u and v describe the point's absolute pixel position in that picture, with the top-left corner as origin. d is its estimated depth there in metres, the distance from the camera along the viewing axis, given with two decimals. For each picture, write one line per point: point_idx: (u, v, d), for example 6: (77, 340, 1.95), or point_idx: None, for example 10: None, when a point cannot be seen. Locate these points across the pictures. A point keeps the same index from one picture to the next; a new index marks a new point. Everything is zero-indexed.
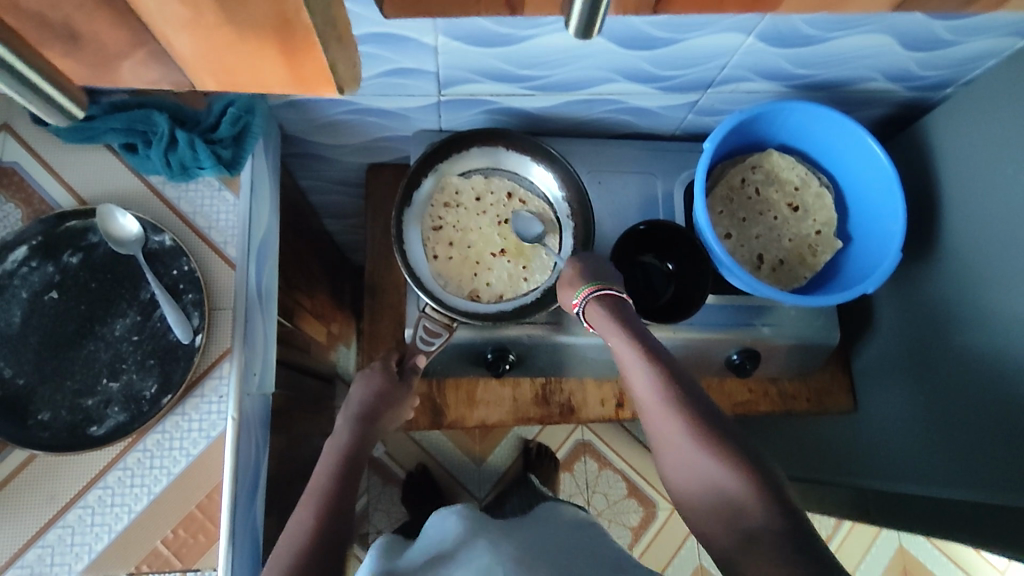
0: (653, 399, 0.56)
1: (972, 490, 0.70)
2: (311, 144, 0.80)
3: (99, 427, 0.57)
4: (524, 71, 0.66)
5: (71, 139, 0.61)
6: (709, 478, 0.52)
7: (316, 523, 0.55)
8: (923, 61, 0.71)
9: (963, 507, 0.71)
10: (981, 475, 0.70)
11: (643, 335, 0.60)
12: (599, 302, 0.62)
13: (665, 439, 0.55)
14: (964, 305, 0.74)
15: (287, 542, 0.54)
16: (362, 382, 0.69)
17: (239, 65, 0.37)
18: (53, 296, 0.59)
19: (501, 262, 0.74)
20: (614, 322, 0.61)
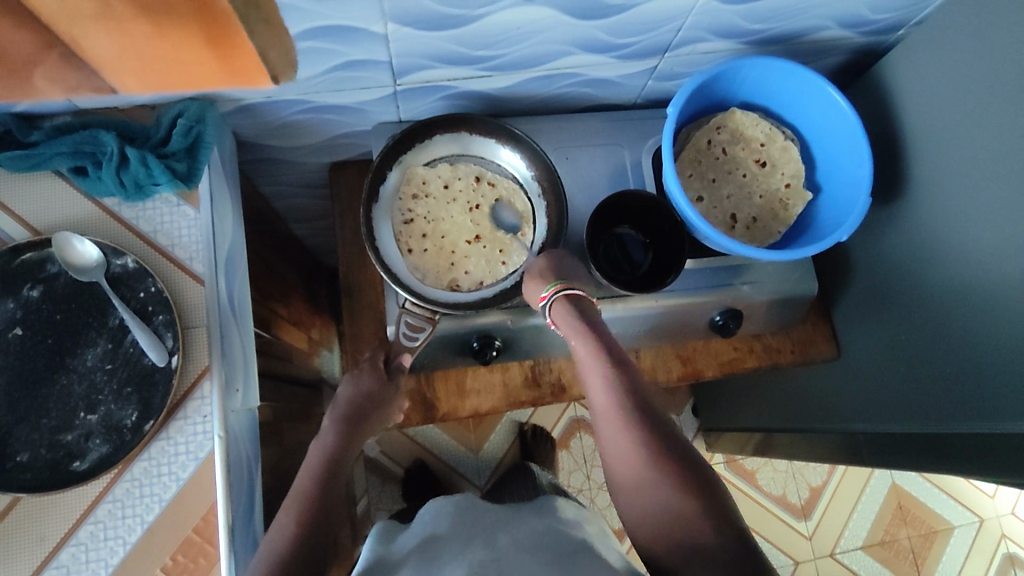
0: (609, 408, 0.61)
1: (956, 422, 0.72)
2: (269, 149, 0.78)
3: (81, 461, 0.56)
4: (479, 53, 0.65)
5: (14, 168, 0.59)
6: (654, 491, 0.56)
7: (294, 539, 0.54)
8: (874, 5, 0.72)
9: (950, 440, 0.73)
10: (964, 406, 0.72)
11: (603, 342, 0.63)
12: (565, 304, 0.64)
13: (617, 447, 0.60)
14: (934, 243, 0.75)
15: (263, 555, 0.53)
16: (350, 383, 0.68)
17: (156, 58, 0.51)
18: (18, 333, 0.57)
19: (478, 250, 0.73)
20: (576, 327, 0.64)
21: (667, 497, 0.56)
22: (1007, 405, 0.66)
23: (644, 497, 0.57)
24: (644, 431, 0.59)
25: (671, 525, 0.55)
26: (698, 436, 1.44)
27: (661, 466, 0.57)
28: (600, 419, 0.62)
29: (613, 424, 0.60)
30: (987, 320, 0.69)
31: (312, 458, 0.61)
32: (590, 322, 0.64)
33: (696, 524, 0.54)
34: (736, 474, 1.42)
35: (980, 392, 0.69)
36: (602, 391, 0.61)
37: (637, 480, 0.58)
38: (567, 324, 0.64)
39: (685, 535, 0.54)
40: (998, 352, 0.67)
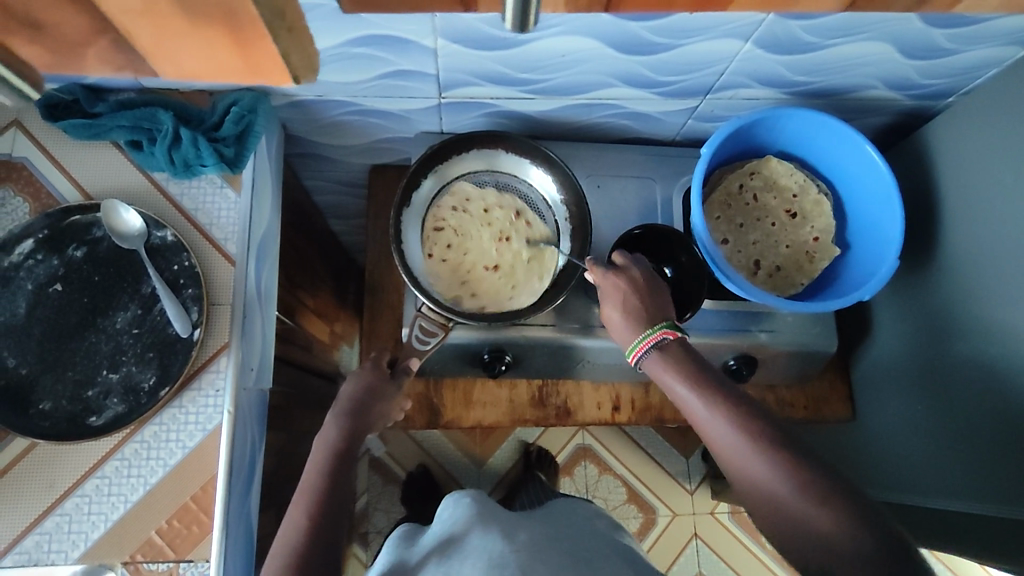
0: (730, 443, 0.55)
1: (963, 500, 0.71)
2: (315, 145, 0.81)
3: (97, 417, 0.59)
4: (524, 75, 0.68)
5: (77, 136, 0.63)
6: (802, 522, 0.50)
7: (306, 533, 0.55)
8: (922, 69, 0.72)
9: (961, 520, 0.71)
10: (973, 486, 0.70)
11: (705, 375, 0.59)
12: (659, 353, 0.61)
13: (751, 484, 0.54)
14: (964, 315, 0.73)
15: (276, 553, 0.55)
16: (352, 379, 0.69)
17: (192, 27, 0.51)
18: (58, 289, 0.61)
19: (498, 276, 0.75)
20: (675, 372, 0.60)
21: (802, 510, 0.50)
22: (1017, 489, 0.64)
23: (788, 522, 0.51)
24: (776, 447, 0.53)
25: (818, 544, 0.49)
26: (704, 482, 1.41)
27: (803, 480, 0.51)
28: (720, 452, 0.56)
29: (735, 452, 0.54)
30: (1015, 401, 0.66)
31: (318, 452, 0.62)
32: (687, 357, 0.60)
33: (849, 536, 0.48)
34: (736, 524, 1.40)
35: (993, 475, 0.68)
36: (716, 423, 0.56)
37: (771, 499, 0.52)
38: (661, 370, 0.61)
39: (829, 547, 0.48)
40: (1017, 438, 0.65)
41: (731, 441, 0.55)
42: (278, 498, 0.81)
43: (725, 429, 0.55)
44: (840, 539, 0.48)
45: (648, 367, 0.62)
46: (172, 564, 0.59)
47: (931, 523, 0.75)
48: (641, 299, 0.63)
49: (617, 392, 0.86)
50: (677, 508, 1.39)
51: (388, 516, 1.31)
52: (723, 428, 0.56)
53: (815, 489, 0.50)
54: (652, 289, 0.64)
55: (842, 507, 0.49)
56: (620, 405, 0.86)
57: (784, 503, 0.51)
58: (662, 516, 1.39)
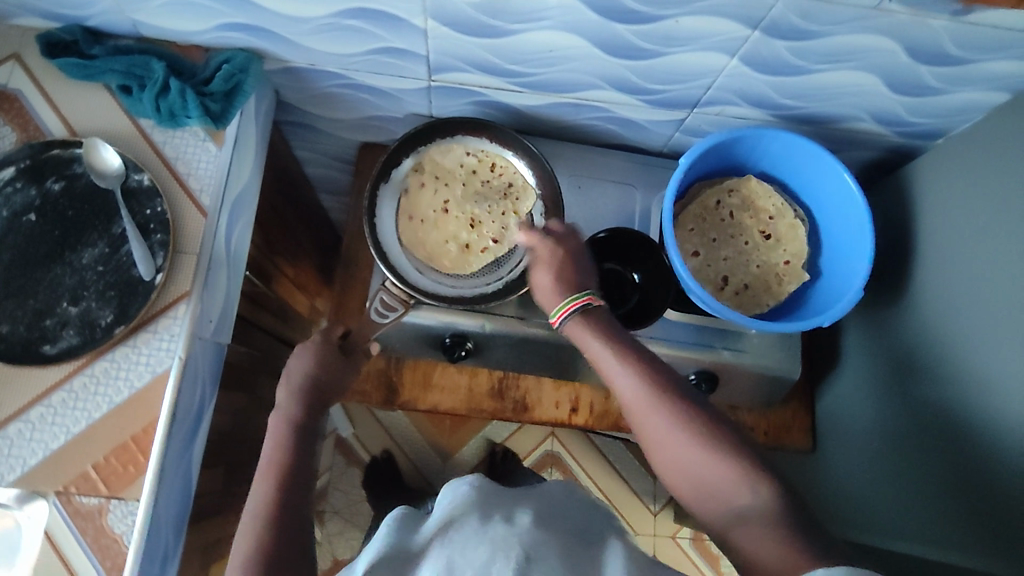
0: (637, 398, 0.57)
1: (932, 548, 0.69)
2: (308, 115, 0.83)
3: (51, 346, 0.60)
4: (513, 66, 0.69)
5: (71, 75, 0.65)
6: (702, 474, 0.53)
7: (274, 506, 0.56)
8: (910, 105, 0.72)
9: (919, 563, 0.70)
10: (942, 535, 0.68)
11: (620, 337, 0.60)
12: (580, 317, 0.61)
13: (654, 437, 0.56)
14: (928, 356, 0.73)
15: (244, 529, 0.55)
16: (299, 355, 0.67)
17: None
18: (31, 219, 0.62)
19: (427, 205, 0.76)
20: (593, 335, 0.61)
21: (704, 464, 0.53)
22: (984, 541, 0.62)
23: (687, 471, 0.54)
24: (681, 407, 0.55)
25: (714, 496, 0.52)
26: (668, 504, 1.41)
27: (708, 440, 0.53)
28: (627, 407, 0.58)
29: (641, 407, 0.56)
30: (981, 449, 0.64)
31: (275, 427, 0.62)
32: (602, 319, 0.62)
33: (745, 490, 0.51)
34: (695, 551, 1.39)
35: (962, 525, 0.65)
36: (626, 380, 0.58)
37: (676, 455, 0.54)
38: (579, 330, 0.61)
39: (728, 499, 0.51)
40: (984, 488, 0.63)
41: (639, 399, 0.57)
42: (229, 457, 0.82)
43: (635, 387, 0.57)
44: (738, 490, 0.51)
45: (566, 331, 0.63)
46: (103, 500, 0.59)
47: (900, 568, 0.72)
48: (567, 266, 0.64)
49: (576, 393, 0.86)
50: (637, 526, 1.39)
51: (347, 497, 1.32)
52: (631, 385, 0.57)
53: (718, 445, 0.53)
54: (576, 259, 0.65)
55: (741, 463, 0.52)
56: (578, 407, 0.85)
57: (687, 461, 0.54)
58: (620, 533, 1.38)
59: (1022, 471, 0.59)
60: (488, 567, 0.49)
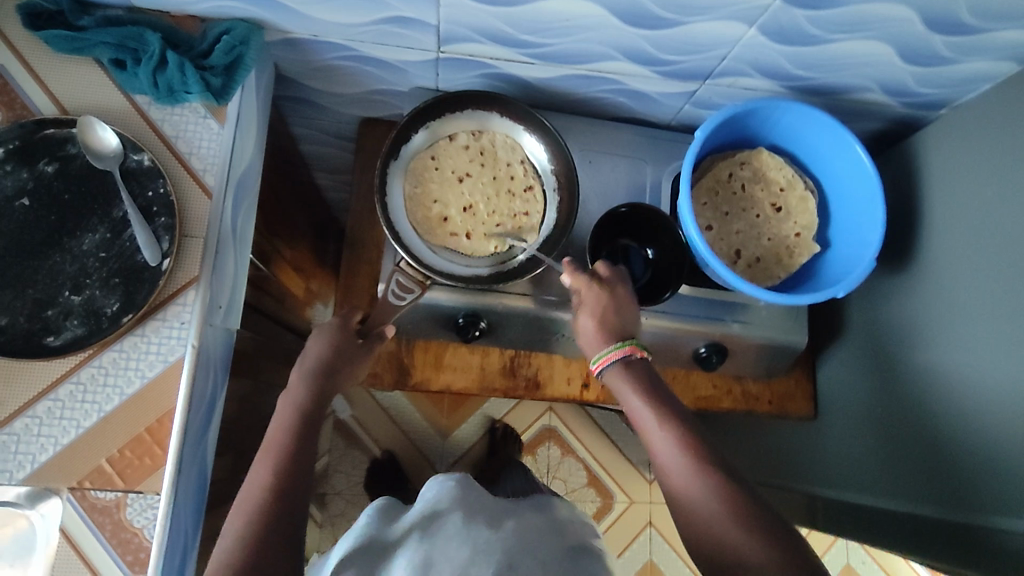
0: (674, 458, 0.57)
1: (902, 500, 0.75)
2: (307, 89, 0.79)
3: (55, 337, 0.57)
4: (526, 37, 0.67)
5: (58, 48, 0.61)
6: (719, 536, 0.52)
7: (270, 490, 0.54)
8: (919, 75, 0.72)
9: (899, 517, 0.75)
10: (914, 491, 0.74)
11: (662, 399, 0.61)
12: (624, 369, 0.63)
13: (683, 502, 0.55)
14: (931, 323, 0.75)
15: (239, 510, 0.54)
16: (317, 339, 0.67)
17: None
18: (25, 204, 0.59)
19: (453, 161, 0.75)
20: (636, 389, 0.62)
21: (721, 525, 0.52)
22: (954, 498, 0.68)
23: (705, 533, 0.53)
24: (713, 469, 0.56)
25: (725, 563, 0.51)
26: None
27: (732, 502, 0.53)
28: (661, 469, 0.58)
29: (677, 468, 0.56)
30: (961, 418, 0.69)
31: (284, 412, 0.61)
32: (648, 378, 0.62)
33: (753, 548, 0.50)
34: None
35: (934, 484, 0.71)
36: (664, 440, 0.58)
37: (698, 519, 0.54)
38: (621, 382, 0.62)
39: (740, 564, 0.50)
40: (958, 453, 0.69)
41: (677, 466, 0.57)
42: (238, 444, 0.80)
43: (672, 448, 0.58)
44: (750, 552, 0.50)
45: (608, 381, 0.64)
46: (120, 494, 0.57)
47: (874, 520, 0.79)
48: (612, 313, 0.65)
49: (588, 368, 0.85)
50: (634, 495, 1.41)
51: (349, 480, 1.29)
52: (669, 447, 0.58)
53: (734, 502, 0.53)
54: (619, 303, 0.65)
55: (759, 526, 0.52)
56: (590, 382, 0.85)
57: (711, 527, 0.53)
58: (618, 502, 1.41)
59: (1005, 429, 0.64)
60: (469, 568, 0.60)
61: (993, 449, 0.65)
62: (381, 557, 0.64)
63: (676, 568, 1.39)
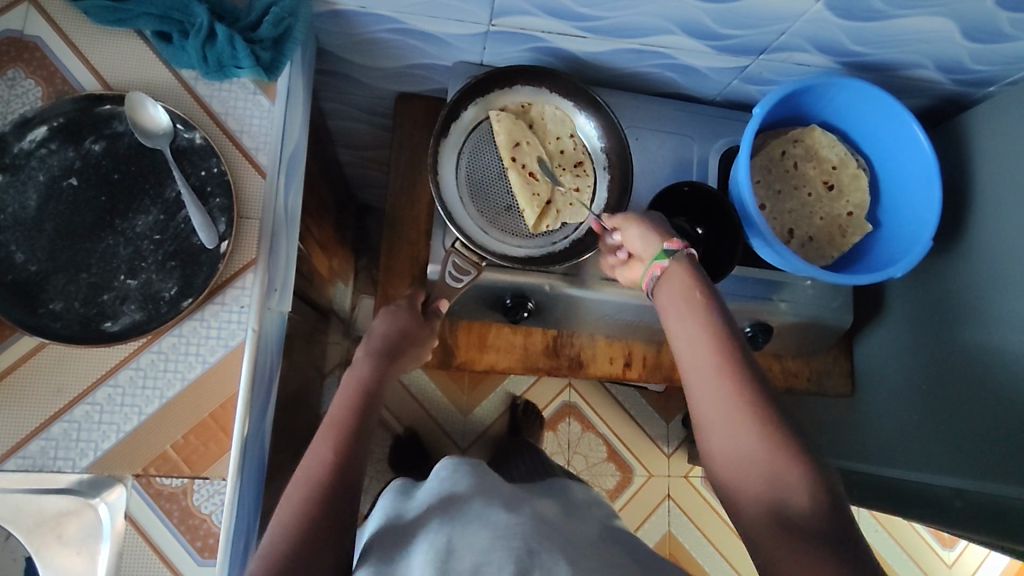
0: (710, 372, 0.52)
1: (940, 476, 0.77)
2: (345, 63, 0.77)
3: (113, 322, 0.56)
4: (583, 10, 0.64)
5: (99, 19, 0.58)
6: (759, 470, 0.49)
7: (334, 466, 0.54)
8: (976, 52, 0.71)
9: (941, 492, 0.77)
10: (953, 466, 0.76)
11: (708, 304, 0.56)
12: (674, 268, 0.58)
13: (716, 423, 0.51)
14: (979, 302, 0.75)
15: (298, 483, 0.53)
16: (385, 318, 0.68)
17: None
18: (72, 183, 0.57)
19: (514, 127, 0.72)
20: (684, 290, 0.57)
21: (757, 460, 0.49)
22: (996, 471, 0.70)
23: (740, 461, 0.50)
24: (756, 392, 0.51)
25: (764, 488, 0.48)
26: (682, 446, 1.45)
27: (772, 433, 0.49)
28: (693, 379, 0.53)
29: (715, 384, 0.52)
30: (1012, 397, 0.70)
31: (348, 386, 0.61)
32: (693, 281, 0.57)
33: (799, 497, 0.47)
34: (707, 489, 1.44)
35: (976, 460, 0.73)
36: (704, 350, 0.53)
37: (736, 451, 0.50)
38: (674, 274, 0.58)
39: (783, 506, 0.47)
40: (1005, 430, 0.70)
41: (717, 376, 0.52)
42: (280, 426, 0.79)
43: (712, 359, 0.53)
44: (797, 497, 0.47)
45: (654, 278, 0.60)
46: (186, 481, 0.57)
47: (910, 495, 0.81)
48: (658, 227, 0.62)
49: (630, 348, 0.85)
50: (653, 469, 1.42)
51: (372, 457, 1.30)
52: (709, 359, 0.53)
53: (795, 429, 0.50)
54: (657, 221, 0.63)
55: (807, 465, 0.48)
56: (632, 361, 0.85)
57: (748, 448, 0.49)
58: (637, 475, 1.42)
59: None
60: (491, 554, 0.56)
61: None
62: (402, 539, 0.62)
63: (694, 539, 1.41)
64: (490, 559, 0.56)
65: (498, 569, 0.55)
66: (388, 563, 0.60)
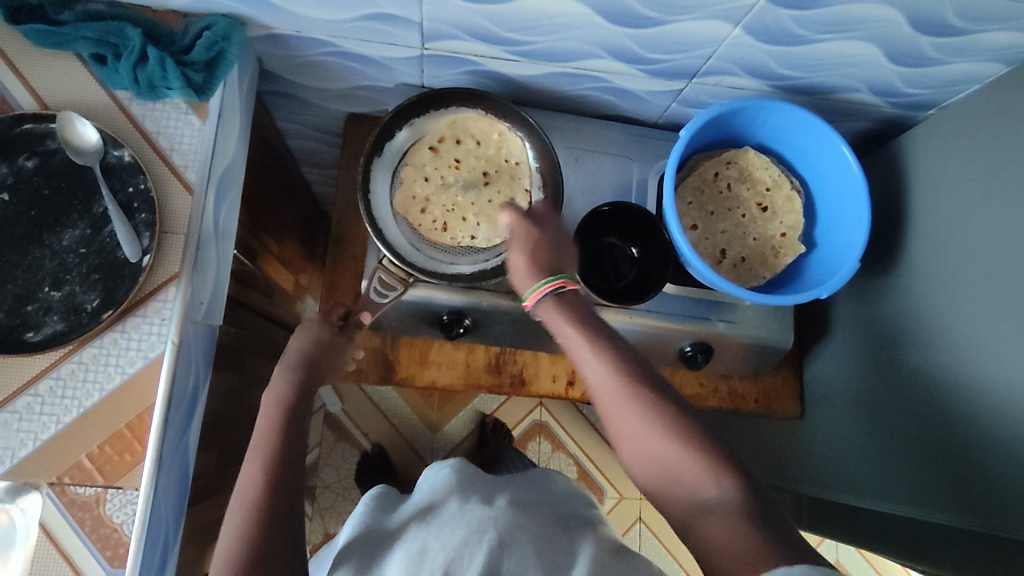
0: (608, 386, 0.56)
1: (897, 502, 0.74)
2: (292, 85, 0.79)
3: (35, 333, 0.57)
4: (510, 34, 0.66)
5: (37, 42, 0.60)
6: (669, 466, 0.52)
7: (259, 486, 0.54)
8: (906, 76, 0.72)
9: (891, 521, 0.74)
10: (906, 493, 0.73)
11: (591, 321, 0.59)
12: (555, 297, 0.60)
13: (630, 433, 0.55)
14: (916, 325, 0.74)
15: (236, 507, 0.54)
16: (298, 334, 0.67)
17: None
18: (3, 199, 0.59)
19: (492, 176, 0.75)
20: (564, 315, 0.59)
21: (669, 457, 0.52)
22: (944, 498, 0.68)
23: (652, 460, 0.53)
24: (651, 397, 0.55)
25: (680, 482, 0.52)
26: (654, 468, 1.43)
27: (675, 430, 0.53)
28: (599, 396, 0.56)
29: (615, 397, 0.55)
30: (948, 420, 0.69)
31: (268, 403, 0.61)
32: (577, 304, 0.60)
33: (709, 483, 0.50)
34: None
35: (922, 485, 0.71)
36: (596, 365, 0.56)
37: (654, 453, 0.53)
38: (551, 312, 0.60)
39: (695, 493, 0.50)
40: (949, 450, 0.68)
41: (613, 391, 0.55)
42: (224, 439, 0.80)
43: (606, 375, 0.56)
44: (706, 485, 0.50)
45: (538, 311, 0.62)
46: (100, 489, 0.58)
47: (862, 522, 0.79)
48: (542, 249, 0.63)
49: (573, 366, 0.86)
50: (625, 491, 1.41)
51: (339, 473, 1.31)
52: (605, 376, 0.56)
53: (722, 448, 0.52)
54: (552, 245, 0.64)
55: (710, 452, 0.52)
56: (574, 380, 0.85)
57: (656, 453, 0.53)
58: (609, 497, 1.41)
59: (991, 428, 0.63)
60: (463, 549, 0.57)
61: (991, 445, 0.63)
62: (382, 546, 0.63)
63: (666, 565, 1.39)
64: (461, 554, 0.57)
65: (467, 563, 0.56)
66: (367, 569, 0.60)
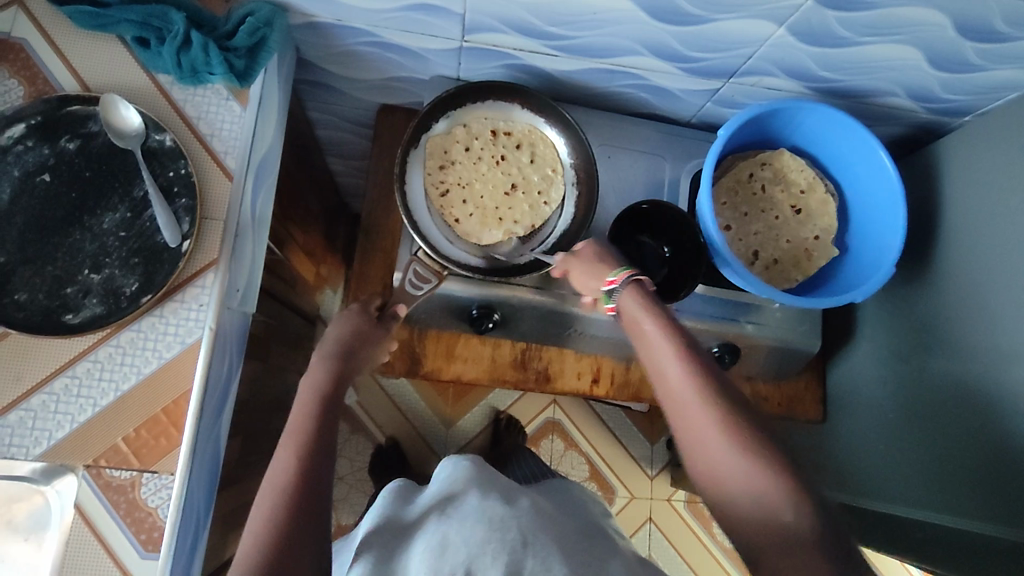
0: (682, 388, 0.55)
1: (920, 508, 0.74)
2: (327, 74, 0.79)
3: (74, 315, 0.57)
4: (551, 29, 0.66)
5: (80, 24, 0.60)
6: (752, 495, 0.50)
7: (293, 475, 0.54)
8: (945, 82, 0.72)
9: (912, 525, 0.74)
10: (934, 498, 0.72)
11: (672, 323, 0.58)
12: (635, 289, 0.60)
13: (698, 444, 0.53)
14: (947, 332, 0.74)
15: (266, 493, 0.53)
16: (341, 320, 0.69)
17: None
18: (45, 179, 0.59)
19: (519, 167, 0.75)
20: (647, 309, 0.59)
21: (744, 478, 0.51)
22: (973, 506, 0.67)
23: (722, 475, 0.52)
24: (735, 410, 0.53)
25: (760, 507, 0.50)
26: (666, 469, 1.43)
27: (748, 444, 0.52)
28: (670, 393, 0.55)
29: (686, 394, 0.54)
30: (979, 429, 0.68)
31: (305, 392, 0.62)
32: (656, 304, 0.60)
33: (785, 508, 0.49)
34: (691, 515, 1.42)
35: (947, 492, 0.71)
36: (675, 363, 0.56)
37: (725, 473, 0.52)
38: (632, 304, 0.60)
39: (767, 516, 0.49)
40: (980, 459, 0.68)
41: (686, 394, 0.54)
42: (249, 427, 0.80)
43: (682, 372, 0.55)
44: (780, 510, 0.49)
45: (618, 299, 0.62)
46: (135, 474, 0.58)
47: (882, 526, 0.79)
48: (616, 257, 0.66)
49: (598, 363, 0.85)
50: (636, 491, 1.41)
51: (353, 465, 1.31)
52: (682, 375, 0.55)
53: (762, 450, 0.51)
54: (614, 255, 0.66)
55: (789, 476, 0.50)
56: (599, 378, 0.85)
57: (721, 461, 0.52)
58: (619, 497, 1.41)
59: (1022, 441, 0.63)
60: (485, 547, 0.56)
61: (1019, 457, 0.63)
62: (401, 537, 0.63)
63: (675, 566, 1.39)
64: (483, 552, 0.55)
65: (490, 563, 0.55)
66: (387, 561, 0.60)
